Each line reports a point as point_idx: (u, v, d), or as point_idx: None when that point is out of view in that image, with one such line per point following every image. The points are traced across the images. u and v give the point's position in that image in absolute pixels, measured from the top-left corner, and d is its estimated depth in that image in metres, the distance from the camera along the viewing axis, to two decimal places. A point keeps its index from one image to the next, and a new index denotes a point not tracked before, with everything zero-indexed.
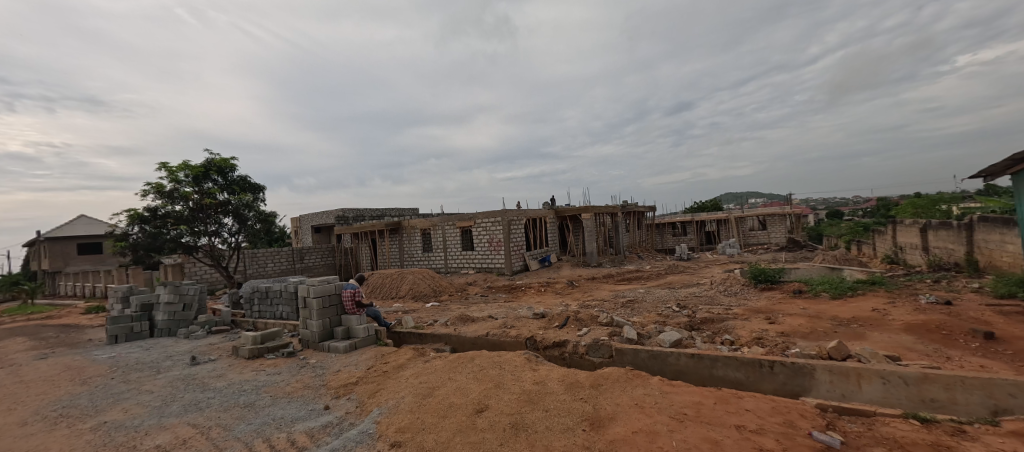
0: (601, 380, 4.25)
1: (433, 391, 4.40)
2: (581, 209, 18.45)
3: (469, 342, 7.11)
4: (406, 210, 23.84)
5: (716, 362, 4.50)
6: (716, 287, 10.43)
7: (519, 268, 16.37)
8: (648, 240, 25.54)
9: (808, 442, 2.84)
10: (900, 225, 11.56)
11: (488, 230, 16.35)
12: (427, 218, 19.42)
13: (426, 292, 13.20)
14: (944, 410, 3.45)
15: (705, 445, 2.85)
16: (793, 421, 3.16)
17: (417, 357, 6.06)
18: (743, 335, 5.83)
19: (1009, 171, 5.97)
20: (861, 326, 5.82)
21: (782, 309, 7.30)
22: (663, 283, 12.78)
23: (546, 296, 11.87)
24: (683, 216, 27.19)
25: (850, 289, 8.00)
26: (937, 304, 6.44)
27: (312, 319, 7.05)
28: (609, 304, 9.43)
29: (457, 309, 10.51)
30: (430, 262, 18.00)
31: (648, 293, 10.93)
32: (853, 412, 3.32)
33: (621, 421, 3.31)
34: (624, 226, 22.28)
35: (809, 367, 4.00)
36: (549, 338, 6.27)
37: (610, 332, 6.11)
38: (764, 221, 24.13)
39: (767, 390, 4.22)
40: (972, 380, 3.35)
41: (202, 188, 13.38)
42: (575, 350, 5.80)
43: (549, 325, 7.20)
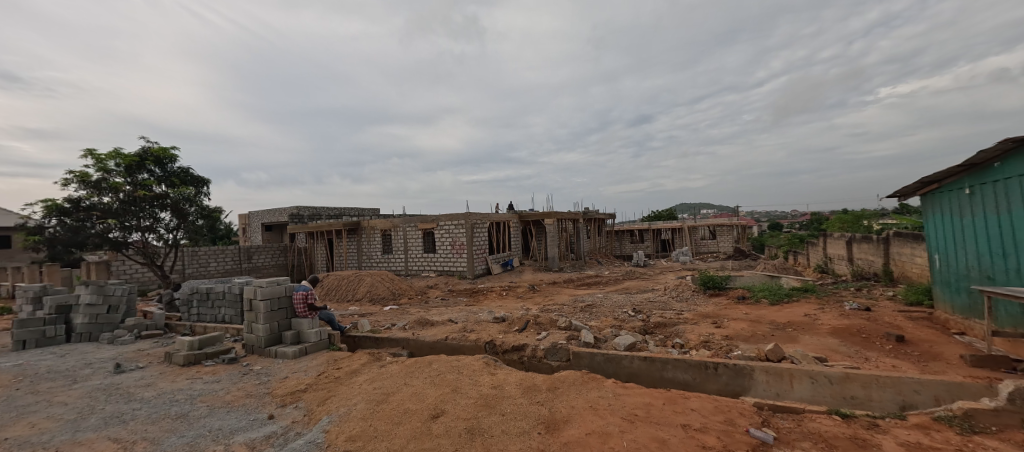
0: (557, 383, 4.32)
1: (388, 397, 4.27)
2: (544, 214, 18.73)
3: (428, 347, 6.99)
4: (366, 209, 23.07)
5: (667, 365, 4.70)
6: (669, 293, 10.94)
7: (482, 272, 16.29)
8: (608, 247, 26.34)
9: (745, 439, 3.04)
10: (830, 238, 12.72)
11: (451, 233, 16.18)
12: (388, 219, 18.89)
13: (384, 295, 12.81)
14: (862, 407, 3.80)
15: (653, 444, 2.96)
16: (733, 419, 3.37)
17: (372, 362, 5.86)
18: (691, 339, 6.15)
19: (919, 192, 6.74)
20: (794, 330, 6.33)
21: (727, 314, 7.78)
22: (621, 289, 13.22)
23: (507, 300, 11.91)
24: (641, 224, 28.31)
25: (786, 296, 8.68)
26: (859, 310, 7.13)
27: (258, 323, 6.61)
28: (569, 308, 9.61)
29: (416, 313, 10.29)
30: (390, 264, 17.51)
31: (606, 297, 11.26)
32: (785, 409, 3.59)
33: (575, 423, 3.38)
34: (585, 232, 22.86)
35: (749, 368, 4.28)
36: (508, 342, 6.29)
37: (568, 335, 6.23)
38: (714, 230, 25.64)
39: (711, 390, 4.47)
40: (883, 378, 3.73)
41: (135, 179, 12.22)
42: (534, 354, 5.85)
43: (509, 329, 7.22)
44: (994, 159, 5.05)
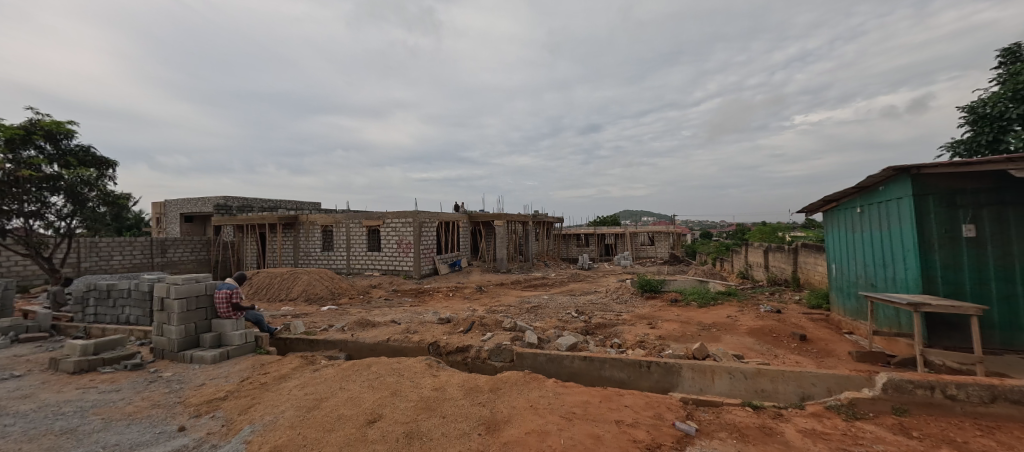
0: (500, 384, 4.35)
1: (320, 403, 4.02)
2: (494, 215, 18.80)
3: (367, 348, 6.70)
4: (305, 203, 21.66)
5: (605, 364, 4.92)
6: (610, 295, 11.46)
7: (429, 272, 15.94)
8: (555, 250, 27.00)
9: (671, 432, 3.27)
10: (750, 247, 14.09)
11: (397, 231, 15.66)
12: (330, 214, 17.86)
13: (322, 295, 12.09)
14: (771, 399, 4.23)
15: (589, 440, 3.08)
16: (661, 414, 3.61)
17: (304, 366, 5.49)
18: (628, 339, 6.50)
19: (823, 209, 7.67)
20: (717, 330, 6.92)
21: (661, 316, 8.31)
22: (566, 291, 13.61)
23: (454, 301, 11.77)
24: (587, 228, 29.42)
25: (712, 299, 9.46)
26: (771, 312, 7.96)
27: (170, 324, 5.92)
28: (515, 309, 9.71)
29: (357, 313, 9.83)
30: (331, 262, 16.57)
31: (551, 299, 11.54)
32: (706, 403, 3.91)
33: (515, 423, 3.42)
34: (534, 235, 23.27)
35: (677, 366, 4.61)
36: (452, 343, 6.21)
37: (512, 336, 6.30)
38: (652, 237, 27.30)
39: (644, 387, 4.74)
40: (788, 372, 4.19)
41: (18, 156, 10.42)
42: (478, 355, 5.83)
43: (454, 330, 7.13)
44: (880, 183, 5.89)
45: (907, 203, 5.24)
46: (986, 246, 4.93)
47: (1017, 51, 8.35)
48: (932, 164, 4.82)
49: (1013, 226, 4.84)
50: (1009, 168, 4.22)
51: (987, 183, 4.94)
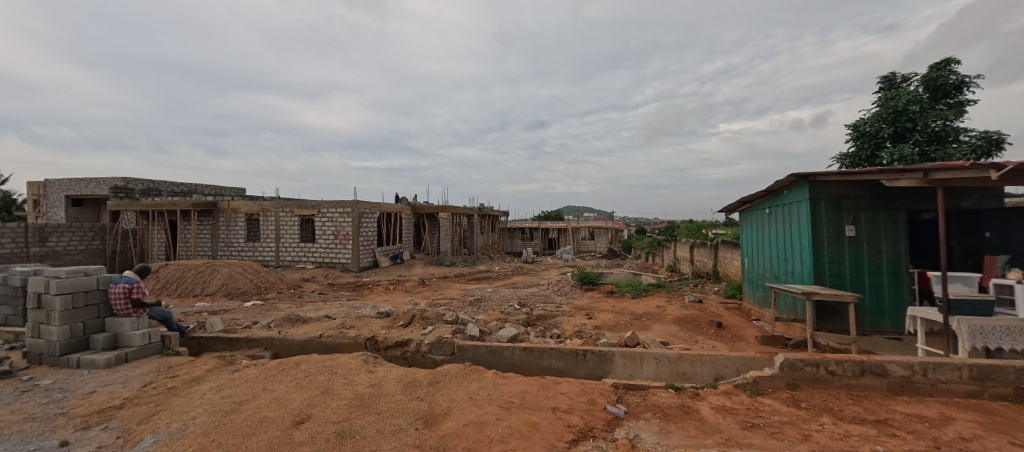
0: (439, 377, 4.30)
1: (241, 406, 3.70)
2: (439, 207, 18.46)
3: (297, 346, 6.27)
4: (226, 188, 19.61)
5: (543, 353, 5.07)
6: (551, 287, 11.82)
7: (368, 265, 15.26)
8: (500, 243, 27.18)
9: (602, 415, 3.46)
10: (678, 243, 15.28)
11: (334, 221, 14.78)
12: (256, 201, 16.36)
13: (246, 289, 11.07)
14: (690, 380, 4.64)
15: (526, 428, 3.16)
16: (594, 399, 3.81)
17: (223, 367, 5.01)
18: (567, 329, 6.77)
19: (739, 208, 8.52)
20: (647, 319, 7.43)
21: (598, 306, 8.75)
22: (509, 283, 13.78)
23: (394, 294, 11.39)
24: (532, 222, 29.96)
25: (644, 290, 10.14)
26: (694, 302, 8.73)
27: (50, 325, 5.06)
28: (457, 302, 9.66)
29: (286, 309, 9.15)
30: (257, 253, 15.21)
31: (494, 291, 11.63)
32: (634, 387, 4.19)
33: (453, 415, 3.41)
34: (479, 228, 23.24)
35: (610, 353, 4.87)
36: (391, 337, 6.02)
37: (453, 329, 6.26)
38: (593, 232, 28.54)
39: (579, 375, 4.96)
40: (705, 356, 4.62)
41: None
42: (418, 349, 5.71)
43: (393, 324, 6.92)
44: (784, 188, 6.67)
45: (805, 205, 5.99)
46: (863, 243, 5.79)
47: (892, 80, 9.86)
48: (825, 172, 5.55)
49: (883, 228, 5.74)
50: (880, 178, 4.97)
51: (866, 190, 5.78)
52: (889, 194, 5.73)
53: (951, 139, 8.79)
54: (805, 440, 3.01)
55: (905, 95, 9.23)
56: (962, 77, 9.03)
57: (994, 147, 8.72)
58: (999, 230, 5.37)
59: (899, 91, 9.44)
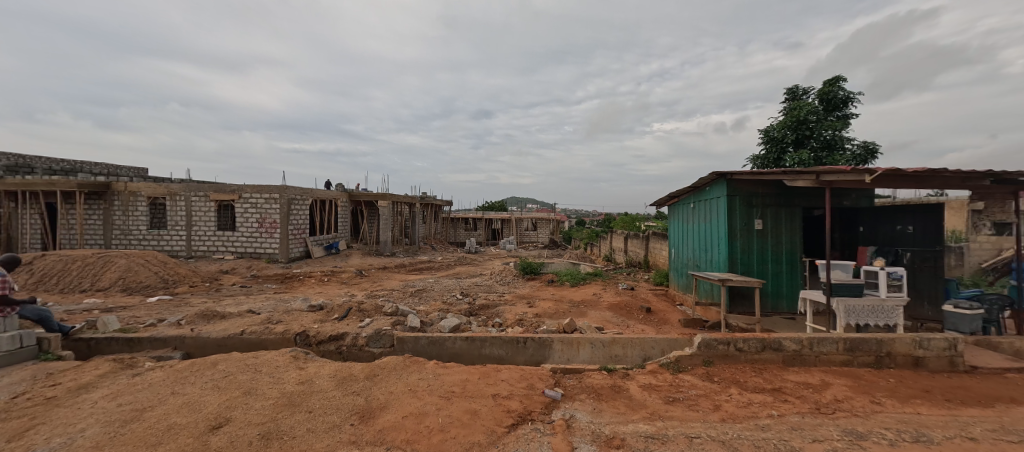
0: (377, 370, 4.16)
1: (144, 414, 3.28)
2: (378, 195, 17.66)
3: (213, 344, 5.67)
4: (122, 167, 17.02)
5: (485, 342, 5.11)
6: (494, 277, 11.92)
7: (299, 255, 14.19)
8: (442, 233, 26.70)
9: (540, 399, 3.60)
10: (614, 234, 16.16)
11: (258, 208, 13.50)
12: (161, 183, 14.40)
13: (149, 283, 9.75)
14: (621, 362, 4.97)
15: (466, 416, 3.18)
16: (533, 384, 3.94)
17: (120, 371, 4.39)
18: (509, 318, 6.89)
19: (668, 202, 9.21)
20: (584, 306, 7.81)
21: (539, 295, 9.01)
22: (451, 274, 13.64)
23: (328, 286, 10.73)
24: (476, 213, 29.81)
25: (582, 279, 10.60)
26: (627, 289, 9.32)
27: None
28: (397, 293, 9.37)
29: (202, 304, 8.25)
30: (163, 242, 13.45)
31: (436, 282, 11.46)
32: (570, 370, 4.39)
33: (392, 408, 3.32)
34: (421, 217, 22.64)
35: (549, 340, 5.05)
36: (324, 331, 5.69)
37: (393, 321, 6.08)
38: (535, 223, 29.12)
39: (520, 361, 5.07)
40: (634, 339, 4.96)
41: None
42: (354, 343, 5.45)
43: (326, 317, 6.54)
44: (706, 185, 7.32)
45: (723, 201, 6.64)
46: (767, 236, 6.55)
47: (795, 92, 11.17)
48: (740, 171, 6.17)
49: (784, 222, 6.56)
50: (783, 179, 5.66)
51: (772, 189, 6.54)
52: (789, 193, 6.54)
53: (839, 146, 10.20)
54: (717, 409, 3.38)
55: (805, 106, 10.52)
56: (849, 93, 10.49)
57: (870, 156, 10.28)
58: (871, 225, 6.36)
59: (801, 103, 10.73)
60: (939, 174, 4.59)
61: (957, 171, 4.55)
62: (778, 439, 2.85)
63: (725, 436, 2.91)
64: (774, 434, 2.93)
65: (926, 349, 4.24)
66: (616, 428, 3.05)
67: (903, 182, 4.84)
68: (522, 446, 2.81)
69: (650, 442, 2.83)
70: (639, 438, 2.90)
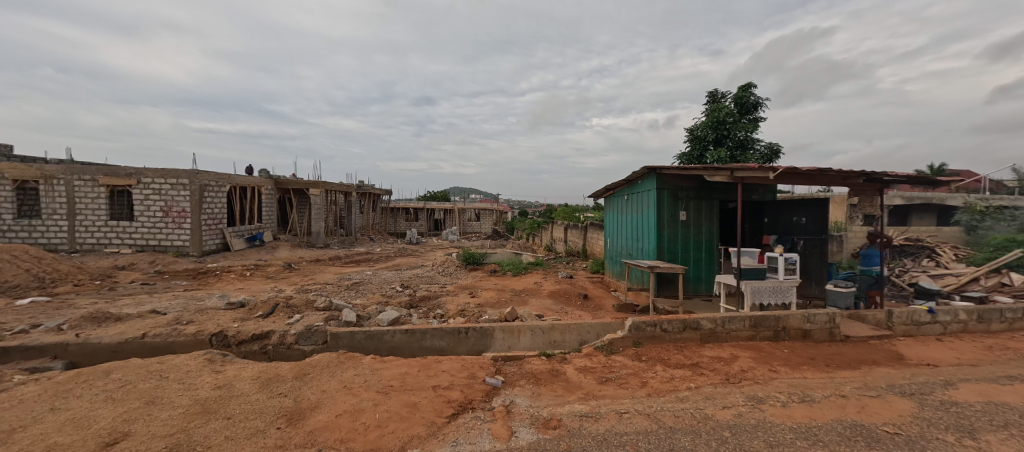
0: (307, 369, 3.91)
1: (12, 436, 2.77)
2: (309, 183, 16.44)
3: (106, 351, 4.93)
4: None
5: (426, 334, 5.02)
6: (436, 268, 11.73)
7: (215, 248, 12.77)
8: (381, 224, 25.60)
9: (481, 387, 3.63)
10: (555, 224, 16.65)
11: (162, 194, 11.89)
12: (31, 163, 12.07)
13: (17, 283, 8.18)
14: (560, 347, 5.16)
15: (405, 410, 3.11)
16: (474, 373, 3.96)
17: None
18: (451, 309, 6.84)
19: (604, 194, 9.66)
20: (526, 295, 7.98)
21: (481, 285, 9.04)
22: (391, 265, 13.18)
23: (251, 282, 9.80)
24: (417, 202, 28.97)
25: (523, 269, 10.80)
26: (566, 278, 9.69)
27: None
28: (331, 287, 8.86)
29: (91, 305, 7.13)
30: (36, 234, 11.34)
31: (375, 274, 11.00)
32: (511, 358, 4.48)
33: (324, 408, 3.15)
34: (358, 207, 21.50)
35: (491, 329, 5.09)
36: (247, 330, 5.20)
37: (326, 316, 5.74)
38: (478, 213, 29.04)
39: (462, 351, 5.06)
40: (572, 325, 5.18)
41: None
42: (281, 341, 5.06)
43: (249, 315, 5.98)
44: (639, 178, 7.80)
45: (653, 193, 7.13)
46: (690, 226, 7.17)
47: (716, 96, 12.24)
48: (668, 166, 6.64)
49: (704, 213, 7.21)
50: (704, 174, 6.20)
51: (694, 183, 7.14)
52: (709, 187, 7.19)
53: (751, 146, 11.41)
54: (644, 386, 3.66)
55: (724, 109, 11.58)
56: (759, 99, 11.73)
57: (774, 155, 11.62)
58: (773, 216, 7.23)
59: (720, 105, 11.79)
60: (825, 173, 5.33)
61: (839, 170, 5.31)
62: (695, 408, 3.16)
63: (651, 409, 3.16)
64: (692, 404, 3.25)
65: (813, 322, 4.95)
66: (553, 410, 3.18)
67: (798, 179, 5.54)
68: (462, 435, 2.82)
69: (585, 420, 2.99)
70: (574, 418, 3.05)
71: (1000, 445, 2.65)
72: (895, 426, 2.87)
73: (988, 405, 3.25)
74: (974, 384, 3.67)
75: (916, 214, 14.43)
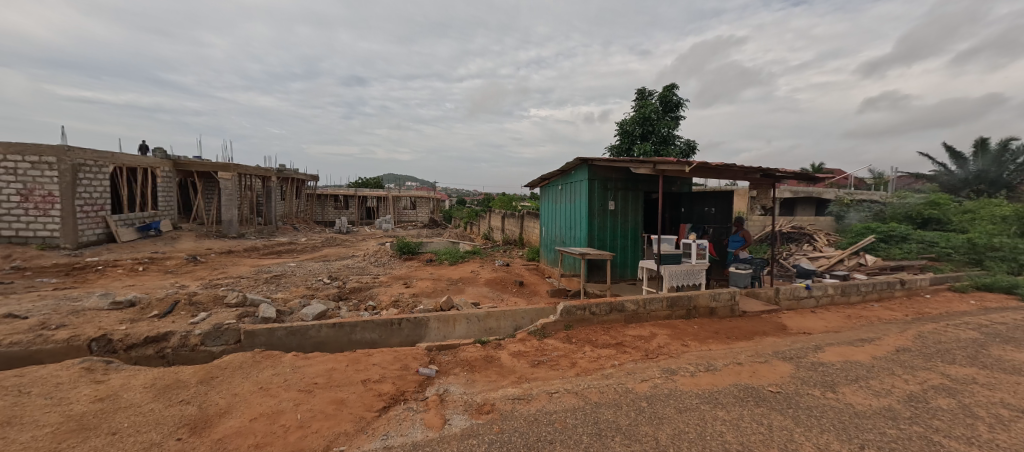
0: (216, 372, 3.54)
1: None
2: (218, 165, 14.63)
3: None
4: None
5: (355, 327, 4.76)
6: (368, 259, 11.18)
7: (96, 240, 10.87)
8: (306, 212, 23.67)
9: (414, 378, 3.56)
10: (492, 214, 16.69)
11: (18, 175, 9.78)
12: None
13: None
14: (495, 333, 5.23)
15: (331, 407, 2.95)
16: (407, 364, 3.87)
17: None
18: (384, 300, 6.60)
19: (540, 183, 9.87)
20: (462, 284, 7.95)
21: (416, 275, 8.82)
22: (318, 256, 12.29)
23: (145, 277, 8.52)
24: (347, 189, 27.20)
25: (460, 258, 10.71)
26: (503, 266, 9.81)
27: None
28: (247, 281, 8.05)
29: None
30: None
31: (299, 266, 10.18)
32: (445, 347, 4.45)
33: (236, 412, 2.88)
34: (278, 194, 19.63)
35: (426, 319, 4.99)
36: (140, 333, 4.54)
37: (239, 313, 5.22)
38: (414, 202, 28.11)
39: (395, 343, 4.89)
40: (507, 311, 5.26)
41: None
42: (183, 343, 4.49)
43: (140, 316, 5.20)
44: (572, 169, 8.07)
45: (586, 184, 7.45)
46: (618, 215, 7.63)
47: (644, 93, 13.04)
48: (599, 158, 6.96)
49: (630, 203, 7.71)
50: (630, 166, 6.61)
51: (622, 175, 7.59)
52: (635, 179, 7.69)
53: (673, 142, 12.39)
54: (573, 366, 3.86)
55: (650, 106, 12.38)
56: (680, 98, 12.72)
57: (691, 151, 12.74)
58: (689, 207, 7.97)
59: (647, 102, 12.58)
60: (731, 168, 5.98)
61: (741, 166, 5.98)
62: (617, 383, 3.41)
63: (579, 387, 3.34)
64: (615, 379, 3.50)
65: (717, 300, 5.57)
66: (487, 396, 3.23)
67: (709, 173, 6.15)
68: (393, 427, 2.75)
69: (517, 403, 3.08)
70: (507, 401, 3.12)
71: (852, 395, 3.24)
72: (777, 386, 3.37)
73: (845, 363, 3.93)
74: (836, 347, 4.43)
75: (801, 206, 16.79)
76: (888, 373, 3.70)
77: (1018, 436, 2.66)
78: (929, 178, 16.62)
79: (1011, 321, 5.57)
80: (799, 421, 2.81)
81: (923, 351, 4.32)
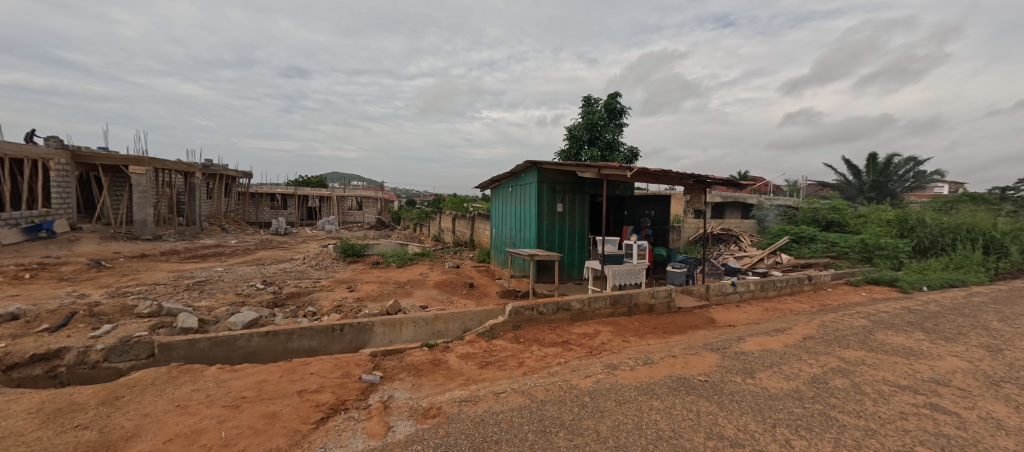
0: (122, 391, 3.14)
1: None
2: (131, 159, 13.02)
3: None
4: None
5: (292, 335, 4.46)
6: (308, 262, 10.53)
7: None
8: (237, 211, 21.72)
9: (356, 386, 3.42)
10: (442, 215, 16.42)
11: None
12: None
13: None
14: (443, 336, 5.14)
15: (261, 422, 2.75)
16: (348, 371, 3.70)
17: None
18: (325, 305, 6.26)
19: (490, 185, 9.90)
20: (410, 286, 7.76)
21: (361, 278, 8.46)
22: (251, 260, 11.36)
23: (34, 286, 7.36)
24: (285, 187, 25.37)
25: (408, 260, 10.42)
26: (452, 267, 9.70)
27: None
28: (164, 288, 7.23)
29: None
30: None
31: (228, 271, 9.35)
32: (391, 352, 4.31)
33: (148, 435, 2.58)
34: (203, 192, 17.84)
35: (370, 323, 4.78)
36: (26, 350, 3.91)
37: (154, 323, 4.69)
38: (360, 202, 26.86)
39: (336, 350, 4.64)
40: (456, 314, 5.20)
41: None
42: (82, 360, 3.94)
43: (25, 331, 4.48)
44: (522, 171, 8.20)
45: (536, 186, 7.62)
46: (566, 217, 7.86)
47: (591, 100, 13.55)
48: (547, 161, 7.13)
49: (577, 206, 7.98)
50: (577, 170, 6.84)
51: (570, 178, 7.84)
52: (582, 182, 7.98)
53: (617, 148, 13.00)
54: (520, 365, 3.92)
55: (597, 112, 12.89)
56: (624, 107, 13.38)
57: (635, 158, 13.44)
58: (631, 210, 8.40)
59: (594, 109, 13.08)
60: (667, 174, 6.40)
61: (677, 172, 6.41)
62: (563, 380, 3.52)
63: (525, 386, 3.40)
64: (560, 377, 3.60)
65: (655, 297, 5.92)
66: (433, 399, 3.18)
67: (648, 178, 6.52)
68: (332, 439, 2.61)
69: (464, 405, 3.07)
70: (453, 404, 3.10)
71: (767, 380, 3.61)
72: (705, 375, 3.66)
73: (762, 351, 4.37)
74: (756, 337, 4.90)
75: (729, 210, 18.36)
76: (797, 358, 4.18)
77: (895, 407, 3.12)
78: (833, 187, 18.89)
79: (891, 310, 6.52)
80: (723, 406, 3.08)
81: (825, 338, 4.92)
